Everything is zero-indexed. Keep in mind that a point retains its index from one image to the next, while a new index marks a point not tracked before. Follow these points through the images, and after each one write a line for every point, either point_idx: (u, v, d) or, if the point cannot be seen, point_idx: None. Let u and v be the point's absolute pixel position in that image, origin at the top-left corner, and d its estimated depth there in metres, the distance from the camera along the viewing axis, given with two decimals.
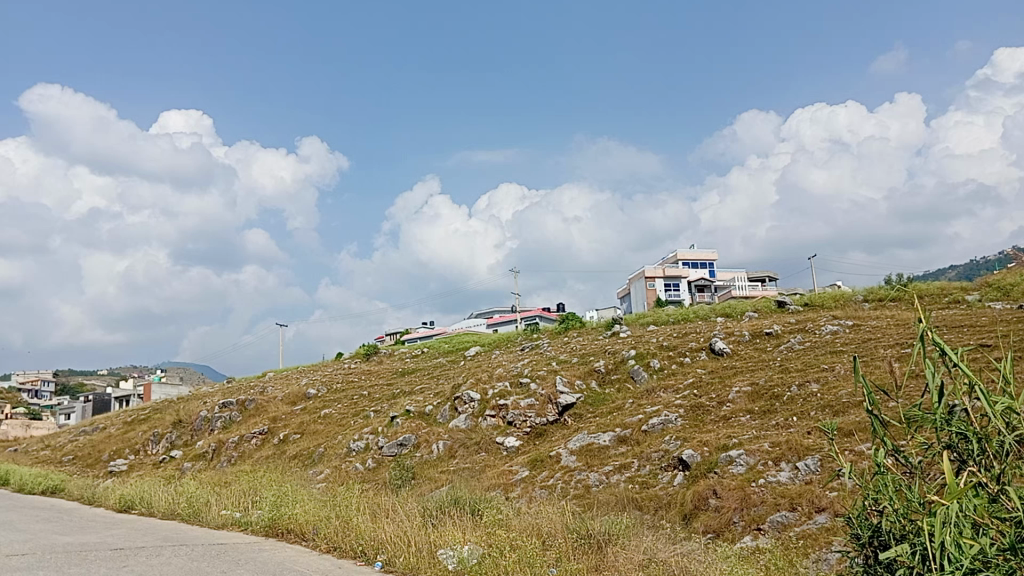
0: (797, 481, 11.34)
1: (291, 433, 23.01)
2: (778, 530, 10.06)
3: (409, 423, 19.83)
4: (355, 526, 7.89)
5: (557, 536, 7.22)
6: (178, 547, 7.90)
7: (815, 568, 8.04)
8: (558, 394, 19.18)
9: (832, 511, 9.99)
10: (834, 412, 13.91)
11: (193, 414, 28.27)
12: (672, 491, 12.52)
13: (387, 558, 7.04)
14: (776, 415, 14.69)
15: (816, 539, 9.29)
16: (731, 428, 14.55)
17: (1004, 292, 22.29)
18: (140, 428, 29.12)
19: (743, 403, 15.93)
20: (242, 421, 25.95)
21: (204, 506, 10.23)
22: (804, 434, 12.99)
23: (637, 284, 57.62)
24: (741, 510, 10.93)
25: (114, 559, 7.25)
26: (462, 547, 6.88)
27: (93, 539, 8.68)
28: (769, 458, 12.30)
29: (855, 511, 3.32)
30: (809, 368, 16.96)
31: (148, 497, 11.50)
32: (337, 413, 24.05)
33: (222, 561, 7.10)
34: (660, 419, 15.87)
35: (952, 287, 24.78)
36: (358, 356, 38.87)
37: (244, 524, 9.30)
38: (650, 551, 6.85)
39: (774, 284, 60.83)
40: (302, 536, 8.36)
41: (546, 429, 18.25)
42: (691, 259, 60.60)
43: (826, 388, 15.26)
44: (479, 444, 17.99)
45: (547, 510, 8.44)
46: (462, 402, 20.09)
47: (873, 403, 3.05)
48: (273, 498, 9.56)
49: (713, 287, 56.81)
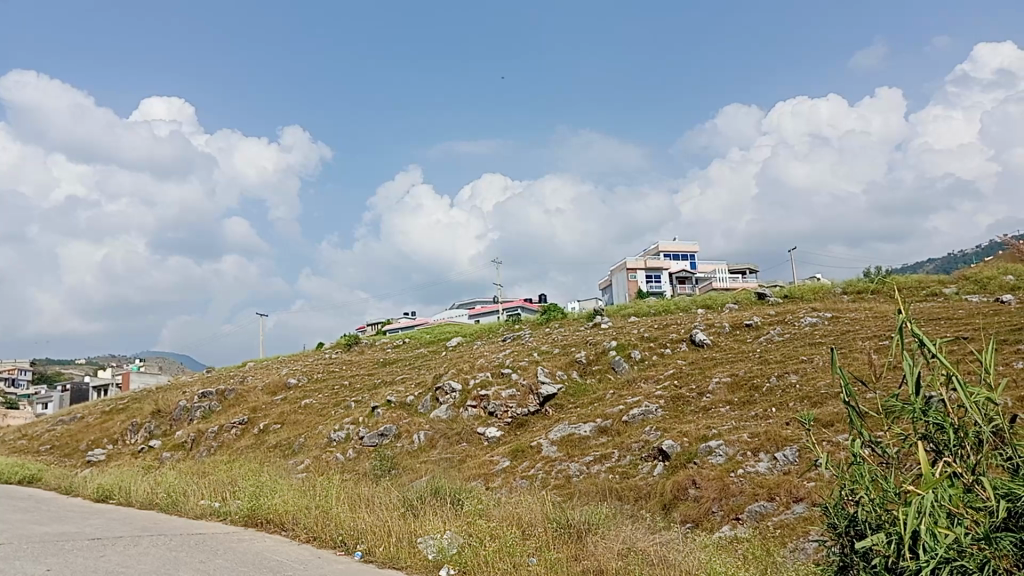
0: (776, 471, 11.43)
1: (270, 423, 22.90)
2: (756, 519, 10.14)
3: (390, 414, 19.83)
4: (334, 517, 7.87)
5: (538, 527, 7.25)
6: (155, 537, 7.85)
7: (792, 557, 8.13)
8: (539, 385, 19.22)
9: (809, 501, 10.09)
10: (812, 403, 14.02)
11: (171, 403, 28.04)
12: (652, 480, 12.58)
13: (366, 548, 7.04)
14: (755, 405, 14.82)
15: (793, 529, 9.37)
16: (711, 418, 14.67)
17: (981, 285, 22.52)
18: (117, 419, 28.85)
19: (723, 394, 16.04)
20: (222, 411, 25.83)
21: (182, 497, 10.19)
22: (783, 425, 13.07)
23: (618, 276, 57.75)
24: (719, 500, 11.00)
25: (90, 549, 7.21)
26: (442, 536, 6.93)
27: (70, 529, 8.63)
28: (748, 449, 12.40)
29: (834, 502, 3.36)
30: (788, 359, 17.10)
31: (125, 487, 11.43)
32: (318, 403, 23.98)
33: (200, 552, 7.07)
34: (641, 410, 15.94)
35: (929, 280, 24.99)
36: (340, 345, 38.83)
37: (223, 513, 9.28)
38: (629, 541, 6.91)
39: (754, 276, 61.34)
40: (281, 526, 8.35)
41: (527, 419, 18.29)
42: (673, 251, 60.92)
43: (805, 379, 15.40)
44: (460, 435, 17.99)
45: (527, 500, 8.46)
46: (443, 393, 20.11)
47: (850, 394, 3.07)
48: (252, 489, 9.50)
49: (694, 278, 57.07)
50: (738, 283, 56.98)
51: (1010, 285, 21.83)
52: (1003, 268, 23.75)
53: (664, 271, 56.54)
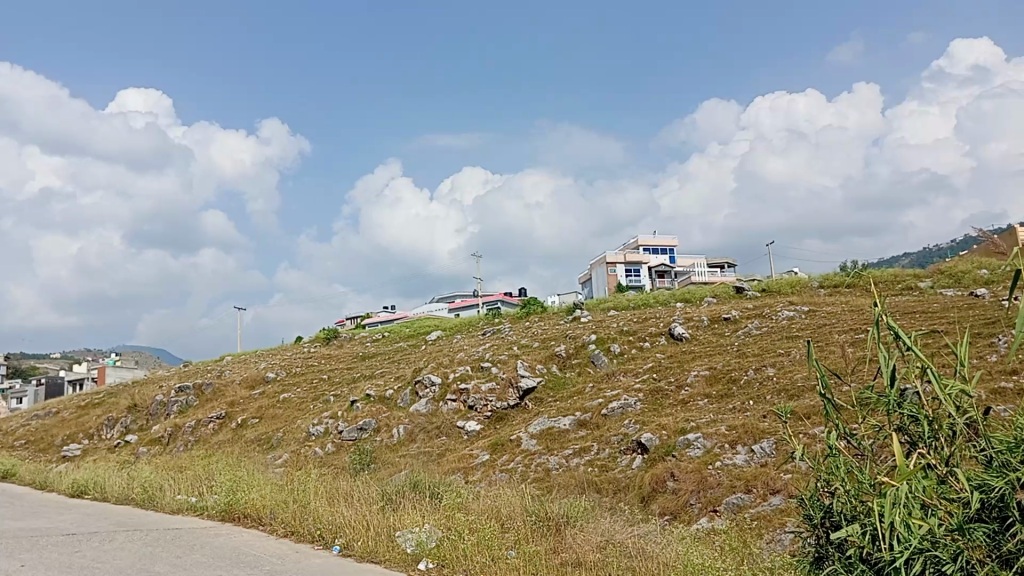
0: (753, 464, 11.52)
1: (249, 417, 22.80)
2: (734, 511, 10.21)
3: (369, 407, 19.80)
4: (312, 510, 7.87)
5: (516, 519, 7.26)
6: (132, 532, 7.81)
7: (768, 548, 8.21)
8: (518, 378, 19.24)
9: (785, 492, 10.15)
10: (789, 395, 14.14)
11: (147, 397, 27.82)
12: (630, 473, 12.65)
13: (345, 541, 7.02)
14: (733, 398, 14.93)
15: (769, 521, 9.43)
16: (689, 411, 14.78)
17: (956, 279, 22.77)
18: (93, 413, 28.59)
19: (701, 386, 16.14)
20: (199, 406, 25.66)
21: (158, 491, 10.12)
22: (760, 418, 13.16)
23: (598, 270, 57.95)
24: (697, 492, 11.07)
25: (66, 544, 7.14)
26: (421, 529, 6.94)
27: (46, 524, 8.58)
28: (726, 441, 12.46)
29: (809, 493, 3.40)
30: (765, 353, 17.23)
31: (100, 482, 11.35)
32: (297, 397, 23.90)
33: (178, 546, 7.03)
34: (620, 403, 16.02)
35: (905, 274, 25.25)
36: (319, 339, 38.73)
37: (199, 508, 9.24)
38: (607, 533, 6.92)
39: (732, 271, 61.72)
40: (258, 520, 8.32)
41: (507, 413, 18.33)
42: (652, 245, 61.19)
43: (782, 372, 15.53)
44: (440, 429, 17.97)
45: (505, 493, 8.46)
46: (423, 387, 20.07)
47: (825, 386, 3.09)
48: (229, 483, 9.45)
49: (673, 273, 57.37)
50: (717, 275, 57.29)
51: (984, 278, 22.09)
52: (978, 262, 24.02)
53: (643, 266, 56.85)
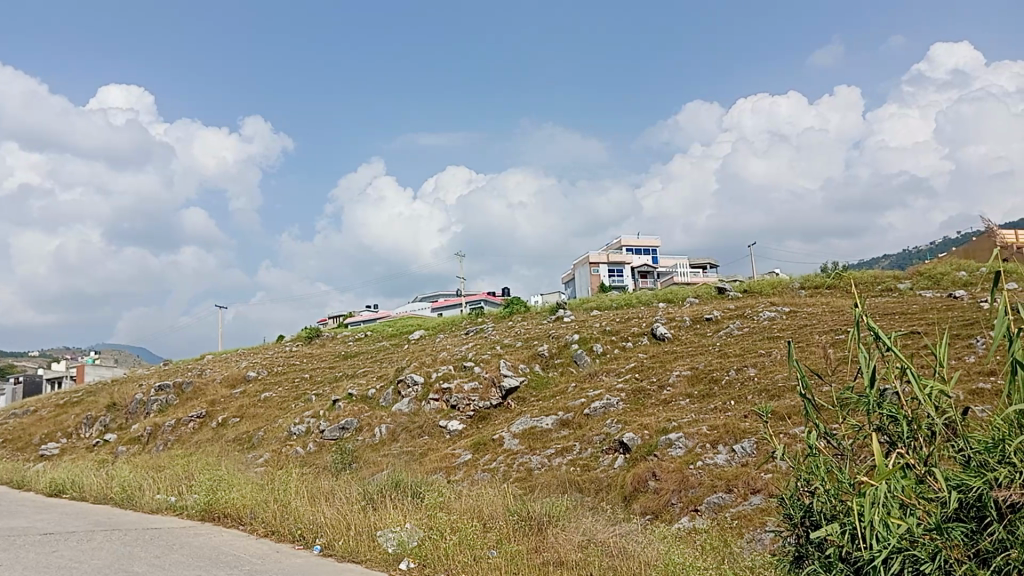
0: (734, 463, 11.58)
1: (229, 416, 22.64)
2: (714, 510, 10.27)
3: (351, 407, 19.75)
4: (291, 510, 7.83)
5: (498, 519, 7.26)
6: (111, 532, 7.75)
7: (748, 547, 8.28)
8: (501, 378, 19.27)
9: (766, 492, 10.22)
10: (770, 395, 14.23)
11: (126, 396, 27.58)
12: (612, 473, 12.68)
13: (325, 541, 6.99)
14: (714, 398, 15.01)
15: (750, 520, 9.50)
16: (671, 411, 14.83)
17: (935, 281, 22.98)
18: (71, 412, 28.27)
19: (682, 386, 16.20)
20: (179, 405, 25.45)
21: (137, 490, 10.04)
22: (741, 418, 13.22)
23: (580, 271, 58.07)
24: (678, 492, 11.11)
25: (43, 544, 7.09)
26: (402, 529, 6.91)
27: (25, 524, 8.51)
28: (707, 441, 12.52)
29: (789, 493, 3.42)
30: (746, 353, 17.33)
31: (79, 482, 11.24)
32: (278, 396, 23.76)
33: (156, 546, 6.98)
34: (602, 403, 16.06)
35: (884, 275, 25.46)
36: (301, 338, 38.53)
37: (178, 507, 9.18)
38: (589, 533, 6.95)
39: (714, 271, 62.00)
40: (238, 520, 8.28)
41: (489, 412, 18.34)
42: (635, 245, 61.36)
43: (762, 372, 15.62)
44: (422, 428, 17.93)
45: (487, 492, 8.45)
46: (405, 385, 20.02)
47: (806, 386, 3.11)
48: (208, 483, 9.37)
49: (655, 273, 57.56)
50: (699, 275, 57.52)
51: (962, 280, 22.33)
52: None
53: (626, 266, 57.03)
